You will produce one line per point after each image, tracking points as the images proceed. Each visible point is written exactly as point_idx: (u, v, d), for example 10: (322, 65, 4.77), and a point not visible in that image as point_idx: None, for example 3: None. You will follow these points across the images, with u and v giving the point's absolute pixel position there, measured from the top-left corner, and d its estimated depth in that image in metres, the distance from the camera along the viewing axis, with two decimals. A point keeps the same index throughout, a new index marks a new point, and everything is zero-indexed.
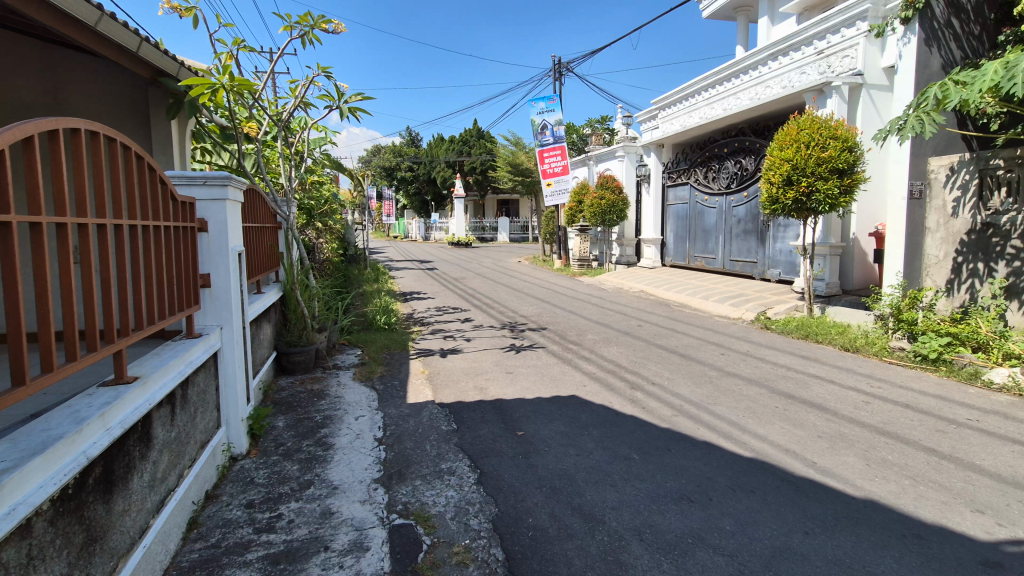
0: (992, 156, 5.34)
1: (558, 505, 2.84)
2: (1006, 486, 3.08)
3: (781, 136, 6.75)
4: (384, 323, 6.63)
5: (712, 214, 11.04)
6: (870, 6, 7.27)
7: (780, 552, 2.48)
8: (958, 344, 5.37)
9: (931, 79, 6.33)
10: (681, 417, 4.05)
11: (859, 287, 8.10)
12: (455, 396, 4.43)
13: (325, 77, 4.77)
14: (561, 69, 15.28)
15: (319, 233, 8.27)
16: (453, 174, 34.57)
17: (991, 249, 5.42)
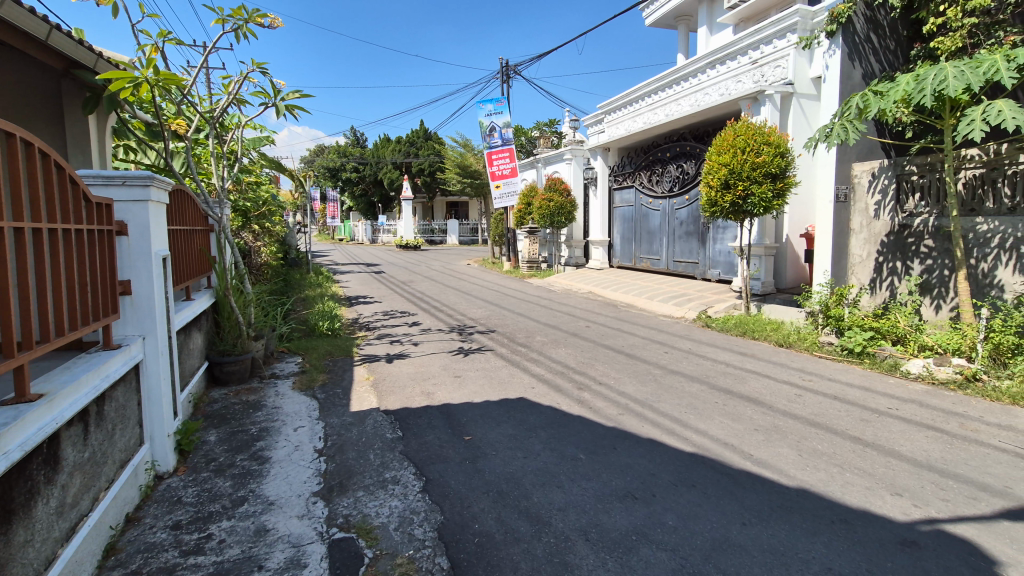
0: (907, 162, 5.78)
1: (505, 510, 2.82)
2: (921, 470, 3.31)
3: (719, 141, 7.02)
4: (327, 329, 6.42)
5: (657, 216, 11.35)
6: (799, 20, 7.71)
7: (719, 544, 2.56)
8: (880, 337, 5.70)
9: (854, 88, 6.75)
10: (627, 416, 4.12)
11: (792, 285, 8.56)
12: (401, 402, 4.34)
13: (262, 75, 4.56)
14: (508, 72, 15.35)
15: (257, 235, 7.91)
16: (401, 176, 34.07)
17: (908, 248, 5.86)
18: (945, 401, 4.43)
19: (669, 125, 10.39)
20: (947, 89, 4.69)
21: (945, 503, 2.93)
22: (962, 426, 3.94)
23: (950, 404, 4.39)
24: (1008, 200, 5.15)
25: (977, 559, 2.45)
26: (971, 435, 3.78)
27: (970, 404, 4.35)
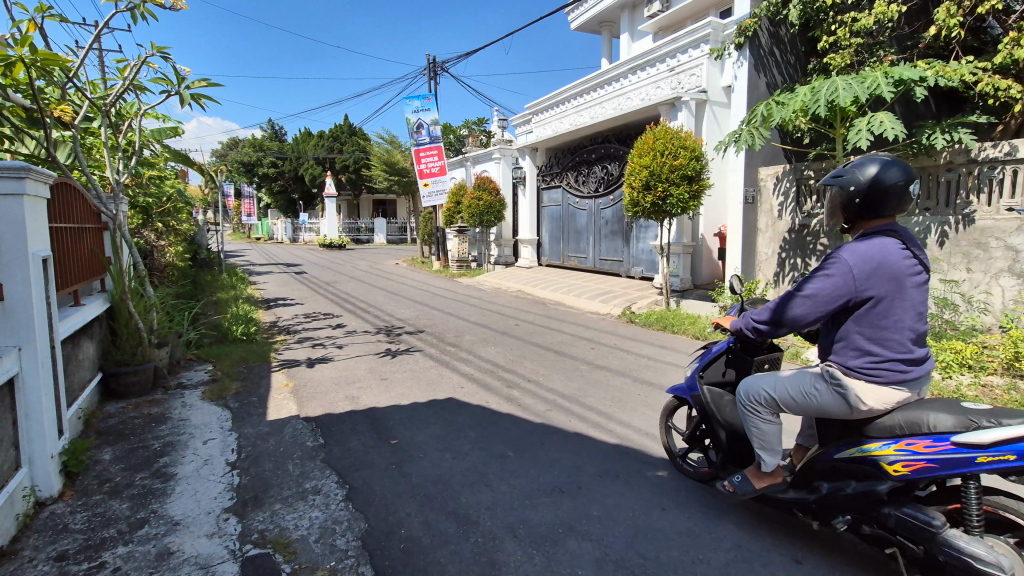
0: (805, 168, 6.37)
1: (433, 513, 2.78)
2: None
3: (640, 144, 7.32)
4: (242, 334, 6.04)
5: (583, 215, 11.66)
6: (711, 31, 8.19)
7: (641, 531, 2.66)
8: (783, 328, 6.15)
9: (760, 98, 7.32)
10: (555, 411, 4.19)
11: (707, 282, 9.09)
12: (323, 408, 4.16)
13: (163, 61, 4.21)
14: (435, 69, 15.16)
15: (161, 234, 7.30)
16: (323, 172, 32.76)
17: (807, 245, 6.43)
18: None
19: (594, 127, 10.68)
20: (838, 99, 5.16)
21: None
22: None
23: None
24: None
25: None
26: None
27: None
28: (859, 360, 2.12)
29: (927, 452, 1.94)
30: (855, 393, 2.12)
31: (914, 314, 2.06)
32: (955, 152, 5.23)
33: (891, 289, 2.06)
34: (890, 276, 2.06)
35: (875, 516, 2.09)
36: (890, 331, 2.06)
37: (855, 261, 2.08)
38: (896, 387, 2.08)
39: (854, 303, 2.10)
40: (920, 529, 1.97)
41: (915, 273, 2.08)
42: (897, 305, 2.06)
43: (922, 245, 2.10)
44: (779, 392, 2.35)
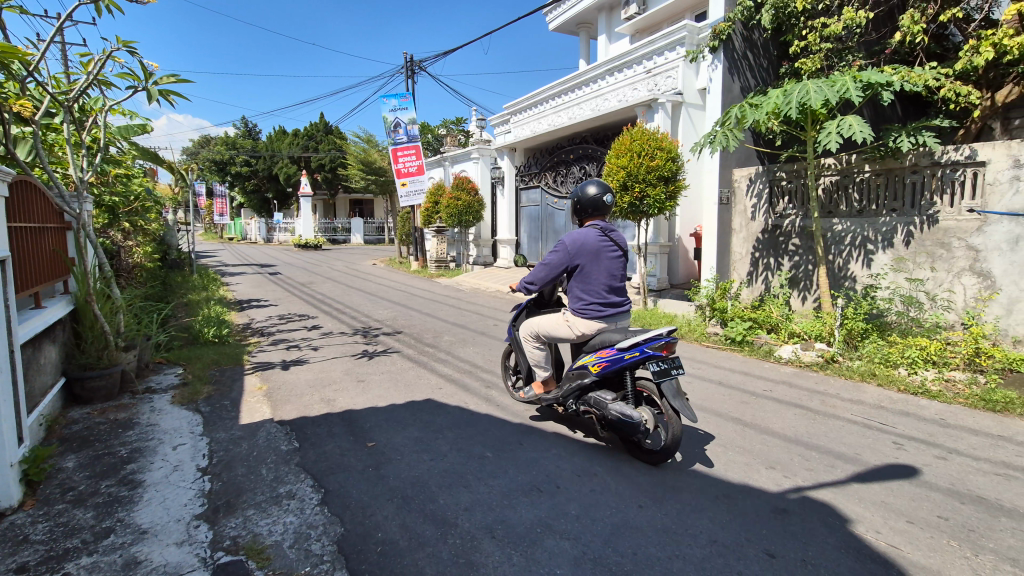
0: (778, 169, 6.50)
1: (410, 515, 2.76)
2: (790, 444, 3.70)
3: (617, 145, 7.38)
4: (214, 337, 5.90)
5: (561, 216, 11.72)
6: (687, 34, 8.31)
7: (618, 528, 2.68)
8: (757, 326, 6.26)
9: (734, 101, 7.45)
10: (533, 411, 4.20)
11: (683, 281, 9.22)
12: (298, 411, 4.10)
13: (129, 55, 4.08)
14: (412, 67, 15.06)
15: (127, 234, 7.09)
16: (299, 172, 32.26)
17: (779, 245, 6.60)
18: (810, 381, 5.00)
19: (572, 128, 10.74)
20: (810, 101, 5.28)
21: (809, 472, 3.30)
22: (823, 403, 4.46)
23: (813, 384, 4.95)
24: (857, 203, 6.00)
25: (833, 519, 2.79)
26: (830, 410, 4.30)
27: (829, 383, 4.94)
28: (578, 304, 3.49)
29: (607, 356, 3.31)
30: (576, 323, 3.48)
31: (607, 274, 3.44)
32: (919, 155, 5.42)
33: (592, 258, 3.45)
34: (593, 250, 3.45)
35: (585, 398, 3.49)
36: (594, 284, 3.44)
37: (573, 241, 3.45)
38: (599, 318, 3.46)
39: (575, 266, 3.48)
40: (605, 402, 3.35)
41: (610, 249, 3.48)
42: (597, 268, 3.45)
43: (618, 233, 3.49)
44: (541, 327, 3.65)
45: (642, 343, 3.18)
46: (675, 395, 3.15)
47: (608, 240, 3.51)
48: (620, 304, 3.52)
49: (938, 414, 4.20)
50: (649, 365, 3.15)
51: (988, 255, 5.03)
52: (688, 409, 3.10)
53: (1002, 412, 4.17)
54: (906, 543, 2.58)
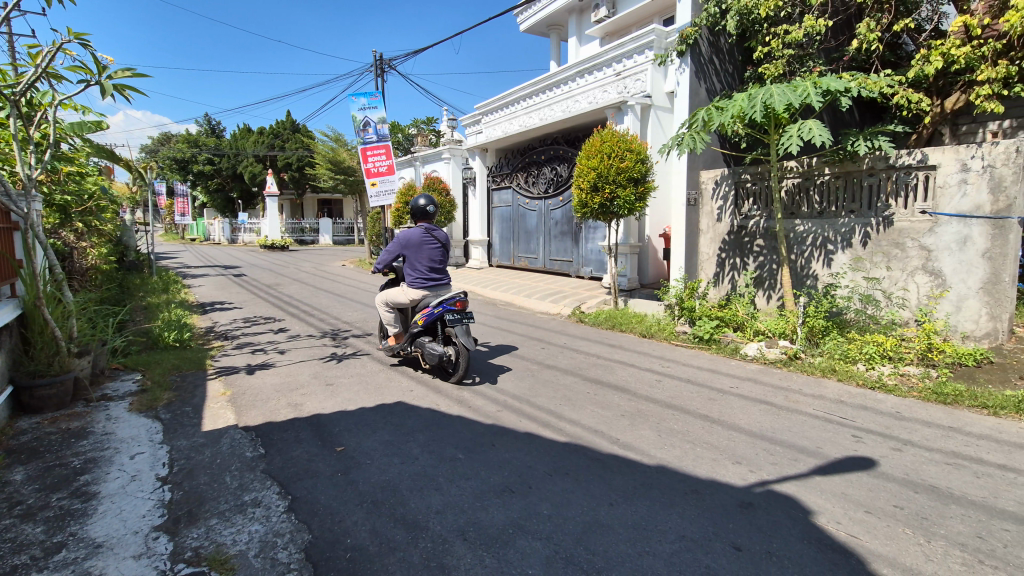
0: (743, 172, 6.68)
1: (380, 519, 2.72)
2: (755, 439, 3.80)
3: (588, 146, 7.45)
4: (174, 341, 5.70)
5: (533, 216, 11.75)
6: (655, 38, 8.46)
7: (590, 526, 2.70)
8: (724, 325, 6.40)
9: (701, 104, 7.59)
10: (505, 412, 4.20)
11: (653, 281, 9.36)
12: (264, 416, 3.99)
13: (81, 48, 3.90)
14: (382, 66, 14.88)
15: (81, 234, 6.80)
16: (265, 170, 31.49)
17: (744, 246, 6.78)
18: (774, 377, 5.15)
19: (543, 129, 10.80)
20: (774, 104, 5.42)
21: (773, 466, 3.40)
22: (787, 398, 4.60)
23: (777, 380, 5.10)
24: (818, 205, 6.20)
25: (797, 511, 2.88)
26: (793, 405, 4.44)
27: (792, 379, 5.10)
28: (409, 280, 5.04)
29: (425, 313, 4.87)
30: (409, 291, 5.02)
31: (429, 257, 5.00)
32: (875, 159, 5.64)
33: (419, 246, 5.02)
34: (418, 242, 5.01)
35: (415, 343, 5.00)
36: (420, 264, 5.00)
37: (407, 233, 4.96)
38: (424, 288, 4.97)
39: (407, 252, 5.04)
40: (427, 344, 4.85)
41: (431, 241, 5.04)
42: (422, 253, 5.01)
43: (440, 231, 5.05)
44: (388, 297, 5.14)
45: (443, 302, 4.80)
46: (465, 335, 4.72)
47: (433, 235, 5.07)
48: (439, 279, 5.06)
49: (894, 408, 4.37)
50: (448, 316, 4.75)
51: (939, 255, 5.27)
52: (472, 342, 4.69)
53: (952, 405, 4.37)
54: (865, 532, 2.68)
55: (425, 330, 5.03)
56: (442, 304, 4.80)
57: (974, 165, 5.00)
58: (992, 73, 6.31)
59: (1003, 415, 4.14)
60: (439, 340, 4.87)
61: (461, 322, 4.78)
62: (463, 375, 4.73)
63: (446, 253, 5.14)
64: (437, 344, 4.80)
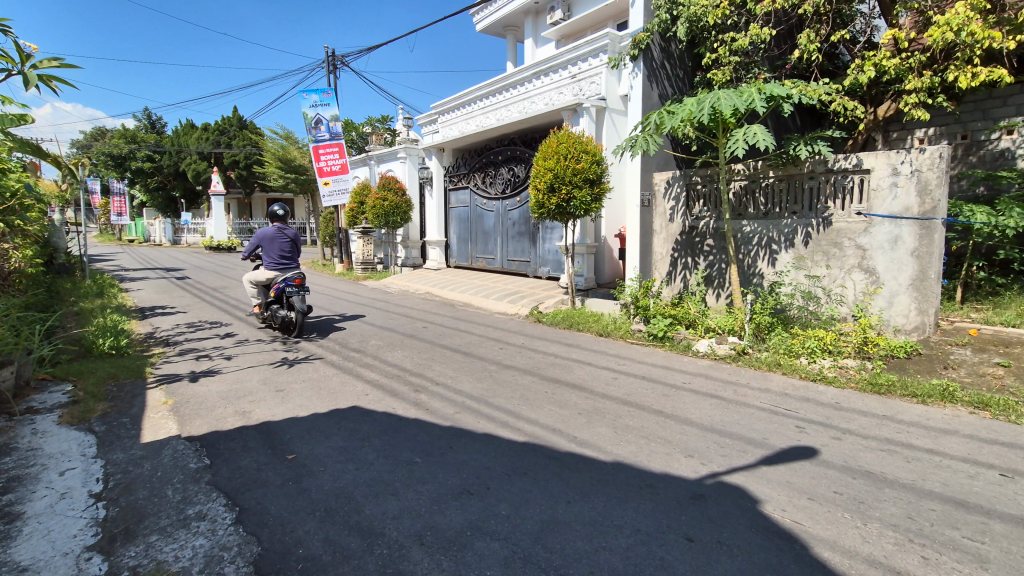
0: (693, 174, 6.90)
1: (333, 528, 2.65)
2: (706, 432, 3.93)
3: (545, 147, 7.51)
4: (110, 348, 5.38)
5: (490, 217, 11.75)
6: (609, 42, 8.62)
7: (548, 525, 2.72)
8: (677, 322, 6.58)
9: (653, 107, 7.76)
10: (463, 413, 4.17)
11: (609, 280, 9.53)
12: (209, 425, 3.82)
13: (0, 33, 3.60)
14: (334, 62, 14.51)
15: (3, 236, 6.32)
16: (210, 168, 30.17)
17: (696, 246, 7.00)
18: (724, 372, 5.33)
19: (500, 129, 10.79)
20: (721, 107, 5.63)
21: (723, 457, 3.52)
22: (736, 392, 4.77)
23: (727, 375, 5.29)
24: (763, 207, 6.46)
25: (746, 501, 2.99)
26: (741, 399, 4.61)
27: (741, 373, 5.30)
28: (264, 265, 6.57)
29: (273, 289, 6.47)
30: (263, 273, 6.53)
31: (280, 250, 6.55)
32: (815, 162, 5.93)
33: (273, 240, 6.54)
34: (272, 237, 6.55)
35: (269, 310, 6.61)
36: (273, 254, 6.54)
37: (262, 230, 6.45)
38: (276, 271, 6.54)
39: (264, 244, 6.56)
40: (275, 309, 6.53)
41: (282, 237, 6.58)
42: (274, 246, 6.54)
43: (290, 229, 6.57)
44: (249, 278, 6.68)
45: (285, 280, 6.40)
46: (301, 303, 6.38)
47: (285, 233, 6.59)
48: (289, 265, 6.62)
49: (834, 399, 4.62)
50: (289, 290, 6.38)
51: (874, 253, 5.60)
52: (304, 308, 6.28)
53: (886, 394, 4.66)
54: (808, 518, 2.81)
55: (277, 300, 6.66)
56: (285, 280, 6.44)
57: (903, 169, 5.35)
58: (918, 83, 6.78)
59: (931, 402, 4.44)
60: (285, 306, 6.55)
61: (299, 293, 6.45)
62: (299, 332, 6.40)
63: (296, 246, 6.71)
64: (284, 310, 6.48)
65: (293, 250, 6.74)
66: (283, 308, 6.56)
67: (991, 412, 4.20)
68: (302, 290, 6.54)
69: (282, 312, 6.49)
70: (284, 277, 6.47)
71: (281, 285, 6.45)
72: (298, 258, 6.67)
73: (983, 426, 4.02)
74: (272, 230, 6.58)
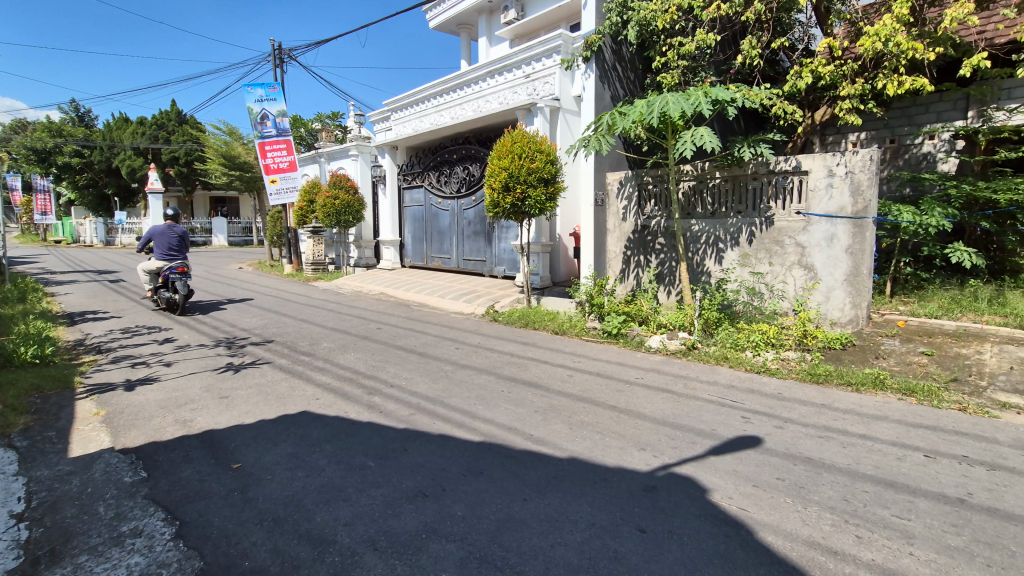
0: (645, 174, 7.08)
1: (282, 537, 2.56)
2: (658, 425, 4.04)
3: (499, 146, 7.52)
4: (33, 357, 5.00)
5: (445, 216, 11.67)
6: (562, 43, 8.72)
7: (504, 523, 2.72)
8: (630, 319, 6.73)
9: (605, 108, 7.90)
10: (418, 415, 4.12)
11: (564, 279, 9.65)
12: (146, 436, 3.62)
13: None
14: (281, 55, 14.01)
15: None
16: (146, 165, 28.57)
17: (648, 245, 7.18)
18: (675, 367, 5.50)
19: (454, 127, 10.73)
20: (669, 110, 5.79)
21: (673, 449, 3.63)
22: (686, 386, 4.93)
23: (677, 369, 5.45)
24: (710, 206, 6.69)
25: (695, 490, 3.09)
26: (691, 392, 4.76)
27: (690, 367, 5.48)
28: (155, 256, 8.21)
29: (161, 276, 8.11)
30: (154, 263, 8.16)
31: (168, 244, 8.18)
32: (758, 163, 6.19)
33: (162, 236, 8.18)
34: (161, 234, 8.19)
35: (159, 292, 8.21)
36: (162, 248, 8.18)
37: (152, 228, 8.04)
38: (164, 261, 8.20)
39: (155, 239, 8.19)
40: (163, 292, 8.12)
41: (170, 234, 8.24)
42: (163, 242, 8.19)
43: (177, 229, 8.18)
44: (144, 267, 8.32)
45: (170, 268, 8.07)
46: (182, 287, 7.98)
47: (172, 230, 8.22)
48: (176, 256, 8.27)
49: (776, 389, 4.84)
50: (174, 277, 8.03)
51: (812, 251, 5.90)
52: (183, 290, 7.86)
53: (824, 383, 4.93)
54: (753, 505, 2.93)
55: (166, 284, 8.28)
56: (170, 269, 8.09)
57: (838, 170, 5.66)
58: (851, 90, 7.17)
59: (864, 390, 4.73)
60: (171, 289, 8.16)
61: (182, 279, 8.08)
62: (180, 309, 7.97)
63: (183, 242, 8.42)
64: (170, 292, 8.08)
65: (181, 245, 8.36)
66: (169, 291, 8.15)
67: (916, 398, 4.51)
68: (185, 277, 8.18)
69: (167, 294, 8.09)
70: (170, 266, 8.13)
71: (167, 272, 8.08)
72: (184, 251, 8.33)
73: (909, 411, 4.31)
74: (162, 228, 8.22)
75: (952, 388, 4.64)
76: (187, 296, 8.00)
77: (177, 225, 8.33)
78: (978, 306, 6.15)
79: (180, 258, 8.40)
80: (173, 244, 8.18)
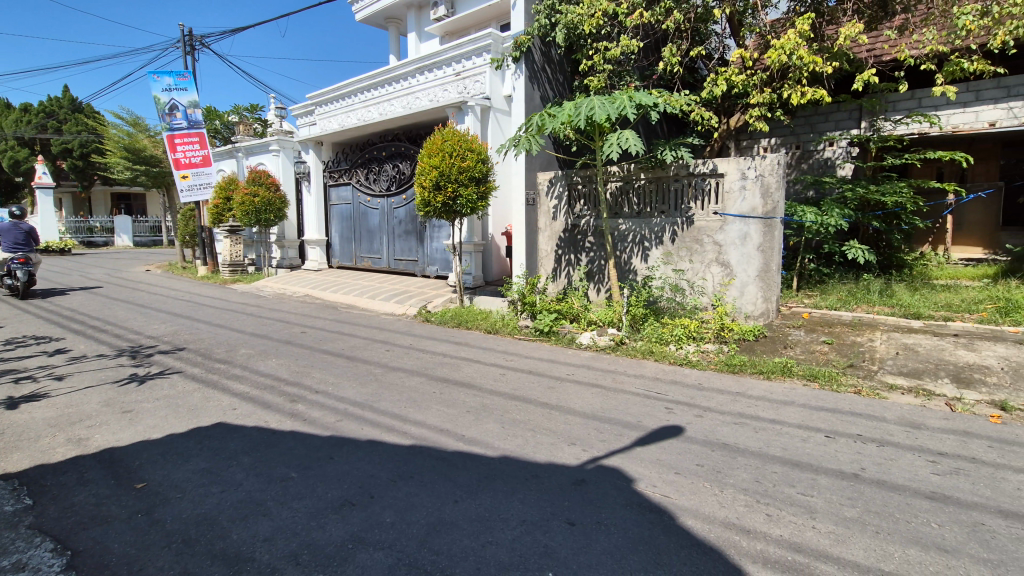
0: (574, 174, 7.24)
1: (193, 559, 2.40)
2: (587, 420, 4.15)
3: (429, 144, 7.42)
4: None
5: (375, 214, 11.37)
6: (491, 42, 8.75)
7: (434, 527, 2.70)
8: (561, 317, 6.86)
9: (535, 108, 8.01)
10: (346, 421, 3.99)
11: (497, 278, 9.67)
12: (31, 458, 3.26)
13: None
14: (192, 42, 13.10)
15: None
16: (33, 157, 25.82)
17: (578, 243, 7.35)
18: (604, 362, 5.68)
19: (382, 124, 10.48)
20: (595, 114, 5.95)
21: (601, 442, 3.74)
22: (613, 380, 5.11)
23: (606, 364, 5.63)
24: (636, 207, 6.95)
25: (622, 481, 3.20)
26: (618, 386, 4.93)
27: (618, 362, 5.68)
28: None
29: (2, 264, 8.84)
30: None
31: (13, 239, 8.92)
32: (679, 166, 6.50)
33: (7, 231, 8.89)
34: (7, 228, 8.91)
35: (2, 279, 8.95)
36: (6, 241, 8.90)
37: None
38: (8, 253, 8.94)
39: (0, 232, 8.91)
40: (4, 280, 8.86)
41: (15, 229, 8.97)
42: (8, 235, 8.92)
43: (24, 224, 8.93)
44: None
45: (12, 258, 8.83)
46: (24, 276, 8.76)
47: (18, 225, 8.97)
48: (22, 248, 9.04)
49: (697, 380, 5.12)
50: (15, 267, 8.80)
51: (728, 249, 6.28)
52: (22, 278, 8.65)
53: (739, 372, 5.28)
54: (674, 492, 3.08)
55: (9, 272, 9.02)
56: (13, 261, 8.84)
57: (750, 174, 6.06)
58: (760, 99, 7.70)
59: (774, 377, 5.11)
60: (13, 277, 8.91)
61: (24, 270, 8.84)
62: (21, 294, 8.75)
63: (30, 237, 9.11)
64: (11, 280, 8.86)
65: (28, 239, 9.10)
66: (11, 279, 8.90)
67: (819, 383, 4.92)
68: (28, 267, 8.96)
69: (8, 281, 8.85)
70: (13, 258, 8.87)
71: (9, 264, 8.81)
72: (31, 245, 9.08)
73: (813, 395, 4.70)
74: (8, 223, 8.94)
75: (848, 372, 5.11)
76: (26, 285, 8.77)
77: (25, 222, 9.09)
78: (870, 298, 6.79)
79: (26, 250, 9.14)
80: (17, 238, 8.91)
